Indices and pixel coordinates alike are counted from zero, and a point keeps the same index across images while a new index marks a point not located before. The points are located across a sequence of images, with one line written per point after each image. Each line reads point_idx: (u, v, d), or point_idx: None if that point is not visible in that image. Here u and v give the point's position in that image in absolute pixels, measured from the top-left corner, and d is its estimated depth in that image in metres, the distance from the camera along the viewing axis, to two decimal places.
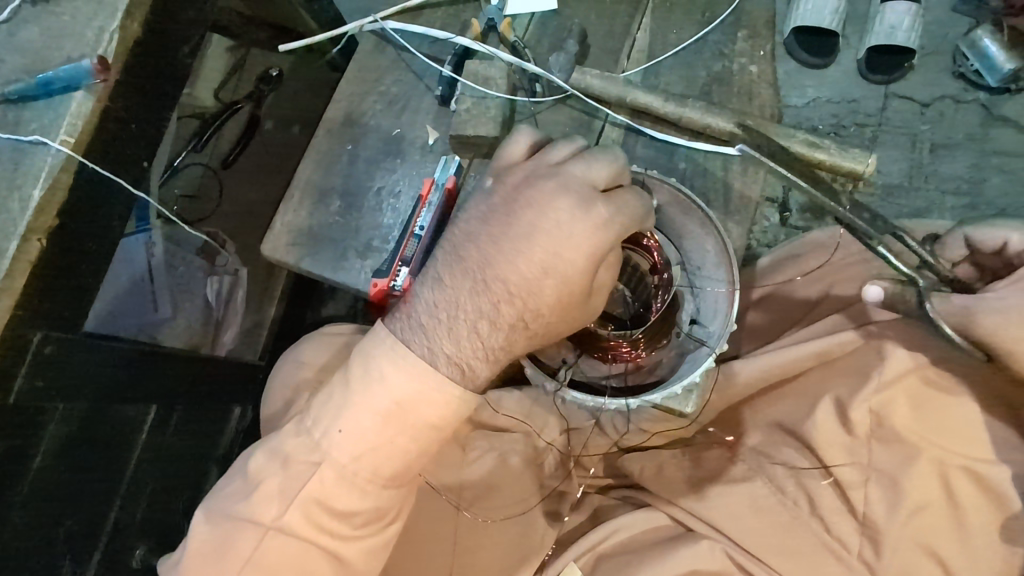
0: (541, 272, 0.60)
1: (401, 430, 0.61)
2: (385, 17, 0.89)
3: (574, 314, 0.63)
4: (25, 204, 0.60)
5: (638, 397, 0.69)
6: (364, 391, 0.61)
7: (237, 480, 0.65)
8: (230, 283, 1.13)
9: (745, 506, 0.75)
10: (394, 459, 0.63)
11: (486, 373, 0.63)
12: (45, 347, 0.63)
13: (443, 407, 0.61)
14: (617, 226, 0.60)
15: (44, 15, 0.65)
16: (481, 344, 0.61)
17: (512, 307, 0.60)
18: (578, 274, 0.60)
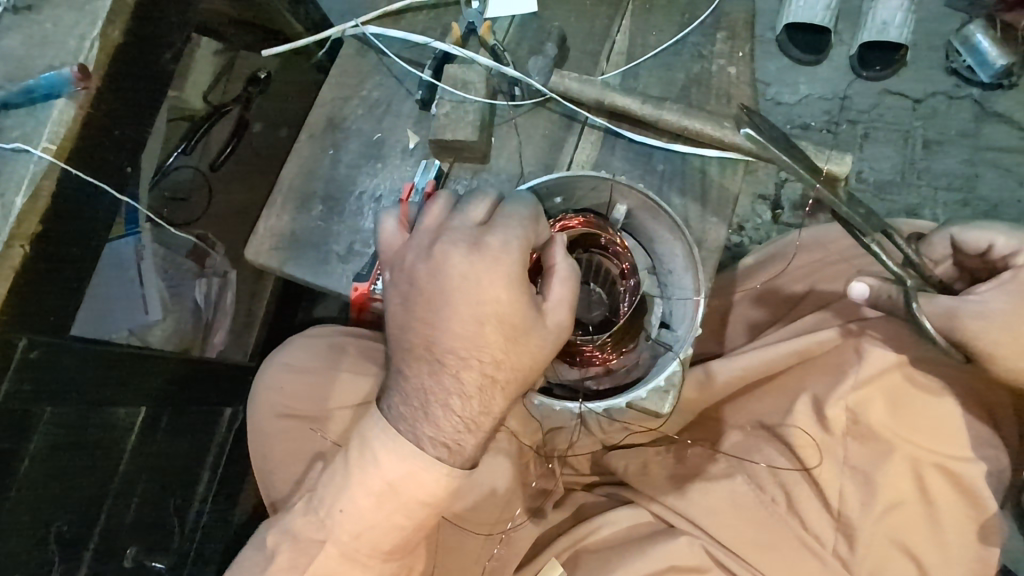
0: (477, 321, 0.60)
1: (396, 511, 0.63)
2: (366, 22, 0.89)
3: (535, 344, 0.62)
4: (7, 210, 0.60)
5: (600, 402, 0.70)
6: (361, 485, 0.62)
7: (252, 552, 0.68)
8: (219, 285, 1.11)
9: (725, 503, 0.75)
10: (392, 536, 0.65)
11: (476, 439, 0.63)
12: (32, 351, 0.63)
13: (435, 490, 0.62)
14: (517, 247, 0.61)
15: (27, 23, 0.66)
16: (458, 415, 0.61)
17: (470, 369, 0.61)
18: (509, 305, 0.61)
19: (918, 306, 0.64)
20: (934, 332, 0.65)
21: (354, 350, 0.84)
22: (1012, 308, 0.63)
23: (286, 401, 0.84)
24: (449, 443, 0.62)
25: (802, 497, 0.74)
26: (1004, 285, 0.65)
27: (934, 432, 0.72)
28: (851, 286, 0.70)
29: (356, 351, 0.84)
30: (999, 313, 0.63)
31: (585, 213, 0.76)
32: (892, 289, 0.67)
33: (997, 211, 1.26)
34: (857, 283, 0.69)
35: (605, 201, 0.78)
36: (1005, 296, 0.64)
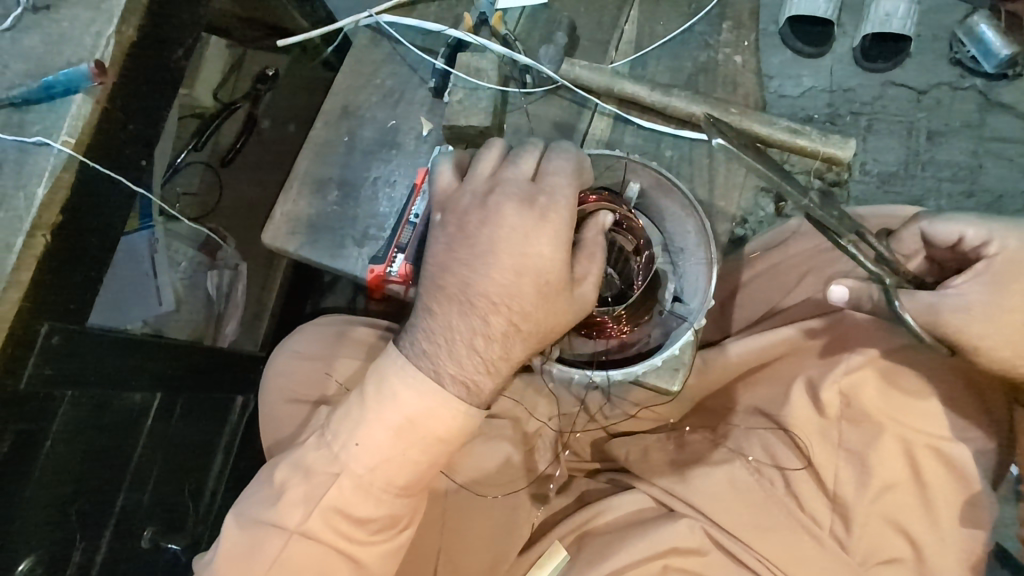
0: (517, 271, 0.63)
1: (411, 447, 0.65)
2: (380, 11, 0.91)
3: (561, 306, 0.65)
4: (31, 201, 0.64)
5: (620, 371, 0.73)
6: (381, 419, 0.65)
7: (264, 488, 0.69)
8: (230, 277, 1.13)
9: (725, 487, 0.77)
10: (407, 471, 0.67)
11: (491, 385, 0.66)
12: (53, 337, 0.66)
13: (450, 424, 0.65)
14: (564, 204, 0.64)
15: (46, 22, 0.69)
16: (480, 356, 0.65)
17: (499, 318, 0.64)
18: (549, 263, 0.63)
19: (899, 302, 0.66)
20: (918, 327, 0.67)
21: (360, 336, 0.87)
22: (988, 299, 0.65)
23: (293, 384, 0.86)
24: (474, 382, 0.65)
25: (798, 479, 0.75)
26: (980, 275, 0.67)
27: (918, 416, 0.73)
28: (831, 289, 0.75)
29: (365, 334, 0.88)
30: (976, 305, 0.65)
31: (599, 189, 0.76)
32: (871, 287, 0.71)
33: (1002, 201, 1.26)
34: (836, 287, 0.74)
35: (619, 180, 0.82)
36: (983, 289, 0.66)
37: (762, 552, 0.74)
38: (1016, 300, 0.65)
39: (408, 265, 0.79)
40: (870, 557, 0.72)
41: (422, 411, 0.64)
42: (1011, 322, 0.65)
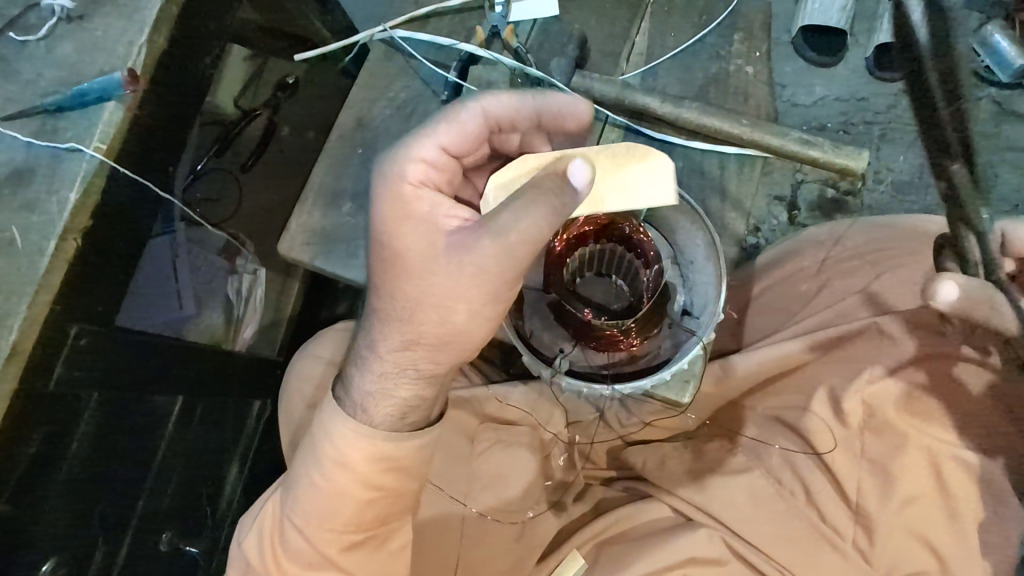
0: (368, 240, 0.60)
1: (314, 467, 0.63)
2: (394, 26, 0.92)
3: (405, 289, 0.56)
4: (62, 205, 0.65)
5: (630, 385, 0.74)
6: (304, 447, 0.65)
7: (253, 509, 0.74)
8: (250, 282, 1.12)
9: (744, 497, 0.77)
10: (315, 498, 0.64)
11: (372, 387, 0.61)
12: (81, 339, 0.67)
13: (355, 447, 0.61)
14: (401, 177, 0.57)
15: (79, 32, 0.71)
16: (362, 354, 0.63)
17: (369, 311, 0.61)
18: (386, 241, 0.57)
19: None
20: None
21: None
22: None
23: (310, 391, 0.87)
24: (356, 388, 0.63)
25: (818, 488, 0.75)
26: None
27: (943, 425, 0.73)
28: (939, 290, 0.74)
29: None
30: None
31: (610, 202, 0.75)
32: (995, 295, 0.73)
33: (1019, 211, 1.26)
34: (947, 290, 0.73)
35: None
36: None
37: (781, 562, 0.74)
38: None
39: None
40: (893, 568, 0.72)
41: (331, 444, 0.62)
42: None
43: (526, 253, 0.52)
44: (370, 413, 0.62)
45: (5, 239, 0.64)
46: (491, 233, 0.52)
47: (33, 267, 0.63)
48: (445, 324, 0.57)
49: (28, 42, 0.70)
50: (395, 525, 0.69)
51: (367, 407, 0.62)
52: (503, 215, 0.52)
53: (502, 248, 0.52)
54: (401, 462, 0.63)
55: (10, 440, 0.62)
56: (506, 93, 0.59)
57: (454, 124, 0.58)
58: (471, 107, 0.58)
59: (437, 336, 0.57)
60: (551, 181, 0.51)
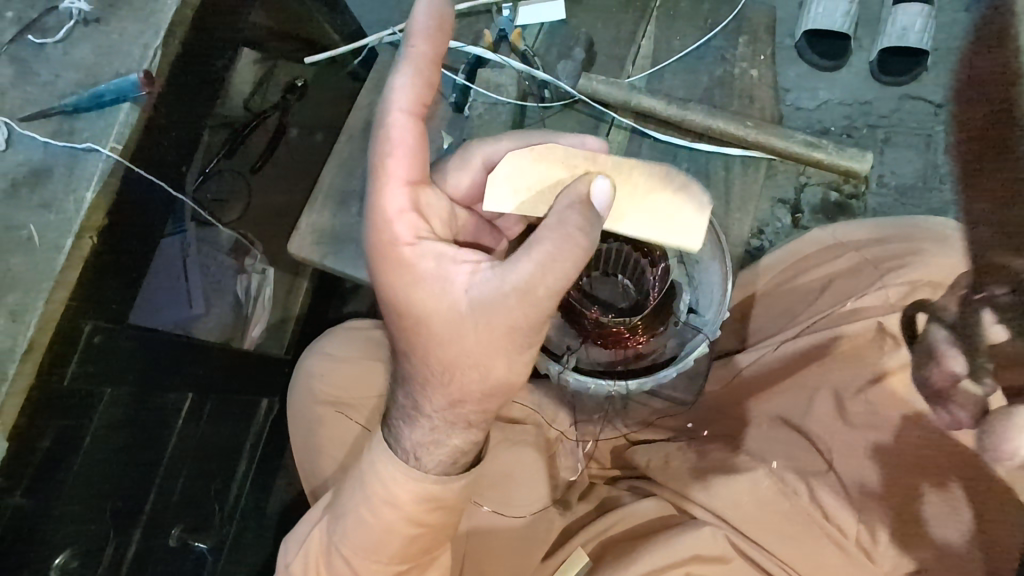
0: (383, 309, 0.58)
1: (361, 504, 0.64)
2: (403, 29, 0.94)
3: (436, 349, 0.55)
4: (79, 205, 0.66)
5: (635, 381, 0.76)
6: (351, 483, 0.66)
7: (296, 531, 0.76)
8: (258, 281, 1.14)
9: (750, 497, 0.76)
10: (362, 533, 0.65)
11: (415, 435, 0.61)
12: (95, 336, 0.68)
13: (408, 487, 0.61)
14: (397, 243, 0.55)
15: (97, 34, 0.72)
16: (402, 403, 0.62)
17: (401, 364, 0.60)
18: (405, 304, 0.55)
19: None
20: None
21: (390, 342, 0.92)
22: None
23: (326, 387, 0.90)
24: (403, 439, 0.62)
25: (821, 486, 0.76)
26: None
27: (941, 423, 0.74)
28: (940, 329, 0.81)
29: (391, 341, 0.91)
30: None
31: None
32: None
33: None
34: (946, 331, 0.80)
35: None
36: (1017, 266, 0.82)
37: (786, 561, 0.74)
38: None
39: None
40: (896, 568, 0.72)
41: (379, 484, 0.62)
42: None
43: (553, 299, 0.51)
44: (423, 460, 0.62)
45: (22, 238, 0.65)
46: (515, 284, 0.50)
47: (50, 265, 0.64)
48: (486, 377, 0.55)
49: (46, 44, 0.71)
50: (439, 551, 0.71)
51: (418, 455, 0.61)
52: (521, 264, 0.51)
53: (527, 297, 0.50)
54: (449, 500, 0.63)
55: (25, 435, 0.63)
56: (403, 80, 0.53)
57: (394, 152, 0.54)
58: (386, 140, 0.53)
59: (482, 390, 0.56)
60: (574, 218, 0.51)
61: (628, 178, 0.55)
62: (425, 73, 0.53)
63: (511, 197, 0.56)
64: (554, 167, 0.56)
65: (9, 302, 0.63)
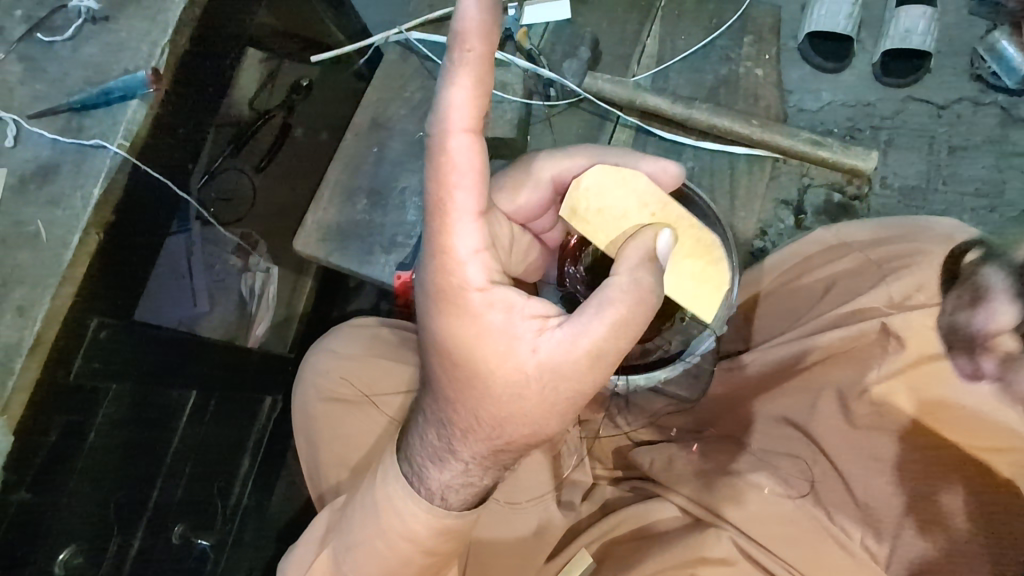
0: (433, 349, 0.56)
1: (376, 534, 0.62)
2: (408, 28, 0.93)
3: (494, 400, 0.54)
4: (87, 200, 0.67)
5: (638, 376, 0.76)
6: (359, 513, 0.64)
7: (297, 551, 0.74)
8: (262, 280, 1.13)
9: (754, 498, 0.76)
10: (374, 561, 0.64)
11: (441, 477, 0.59)
12: (101, 332, 0.68)
13: (422, 522, 0.60)
14: (470, 286, 0.53)
15: (104, 32, 0.73)
16: (428, 442, 0.59)
17: (439, 405, 0.58)
18: (470, 349, 0.54)
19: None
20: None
21: (396, 341, 0.92)
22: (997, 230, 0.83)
23: (332, 384, 0.90)
24: (428, 478, 0.60)
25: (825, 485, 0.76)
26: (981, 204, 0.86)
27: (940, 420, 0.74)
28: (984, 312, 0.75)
29: (396, 339, 0.92)
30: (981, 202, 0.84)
31: None
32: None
33: None
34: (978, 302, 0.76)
35: None
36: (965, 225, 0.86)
37: (794, 565, 0.73)
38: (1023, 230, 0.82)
39: None
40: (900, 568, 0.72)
41: (397, 519, 0.61)
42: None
43: (613, 364, 0.55)
44: (448, 500, 0.60)
45: (30, 233, 0.66)
46: (588, 349, 0.53)
47: (57, 260, 0.65)
48: (534, 432, 0.56)
49: (54, 42, 0.72)
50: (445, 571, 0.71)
51: (444, 496, 0.60)
52: (595, 328, 0.53)
53: (597, 361, 0.54)
54: (460, 532, 0.63)
55: (29, 428, 0.63)
56: (465, 103, 0.47)
57: (464, 179, 0.50)
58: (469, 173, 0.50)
59: (526, 442, 0.57)
60: (646, 279, 0.54)
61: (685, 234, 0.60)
62: (487, 84, 0.47)
63: (582, 211, 0.60)
64: (628, 200, 0.60)
65: (16, 297, 0.64)
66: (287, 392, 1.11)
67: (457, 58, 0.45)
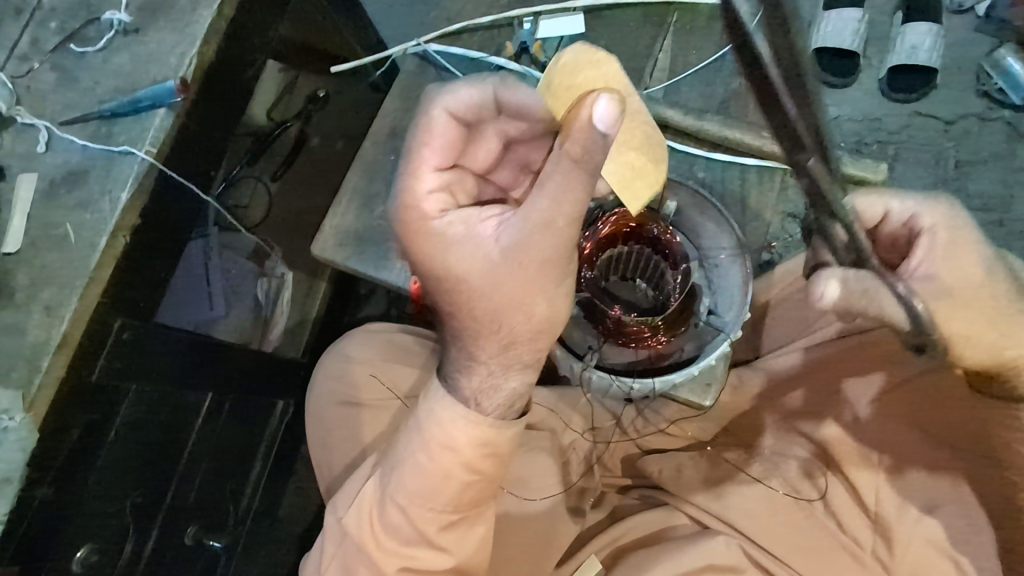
0: (425, 283, 0.60)
1: (418, 451, 0.64)
2: (427, 41, 0.97)
3: (481, 301, 0.57)
4: (114, 204, 0.69)
5: (660, 380, 0.77)
6: (405, 434, 0.67)
7: (355, 482, 0.75)
8: (278, 285, 1.15)
9: (761, 504, 0.78)
10: (421, 482, 0.65)
11: (474, 385, 0.62)
12: (124, 332, 0.70)
13: (469, 435, 0.62)
14: (431, 219, 0.57)
15: (135, 43, 0.75)
16: (456, 359, 0.63)
17: (450, 325, 0.62)
18: (445, 270, 0.57)
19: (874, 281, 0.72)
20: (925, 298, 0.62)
21: (409, 345, 0.94)
22: (957, 279, 0.63)
23: (352, 389, 0.91)
24: (460, 391, 0.63)
25: (834, 494, 0.76)
26: (925, 249, 0.64)
27: (950, 429, 0.75)
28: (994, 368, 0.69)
29: (411, 342, 0.94)
30: (946, 228, 0.63)
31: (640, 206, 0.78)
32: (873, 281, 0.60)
33: None
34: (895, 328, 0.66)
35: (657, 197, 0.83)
36: (923, 287, 0.62)
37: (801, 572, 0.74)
38: (973, 265, 0.63)
39: None
40: None
41: (435, 425, 0.63)
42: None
43: (573, 227, 0.53)
44: (483, 405, 0.62)
45: (58, 236, 0.68)
46: (538, 220, 0.52)
47: (86, 260, 0.67)
48: (530, 314, 0.58)
49: (87, 53, 0.75)
50: (485, 509, 0.71)
51: (479, 400, 0.62)
52: (539, 202, 0.52)
53: (547, 231, 0.53)
54: (503, 447, 0.64)
55: (53, 426, 0.65)
56: (468, 83, 0.56)
57: (432, 141, 0.57)
58: (420, 138, 0.57)
59: (530, 329, 0.59)
60: (576, 148, 0.49)
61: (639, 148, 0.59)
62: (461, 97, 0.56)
63: (555, 78, 0.56)
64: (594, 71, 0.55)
65: (45, 297, 0.65)
66: (300, 397, 1.13)
67: (495, 73, 0.57)
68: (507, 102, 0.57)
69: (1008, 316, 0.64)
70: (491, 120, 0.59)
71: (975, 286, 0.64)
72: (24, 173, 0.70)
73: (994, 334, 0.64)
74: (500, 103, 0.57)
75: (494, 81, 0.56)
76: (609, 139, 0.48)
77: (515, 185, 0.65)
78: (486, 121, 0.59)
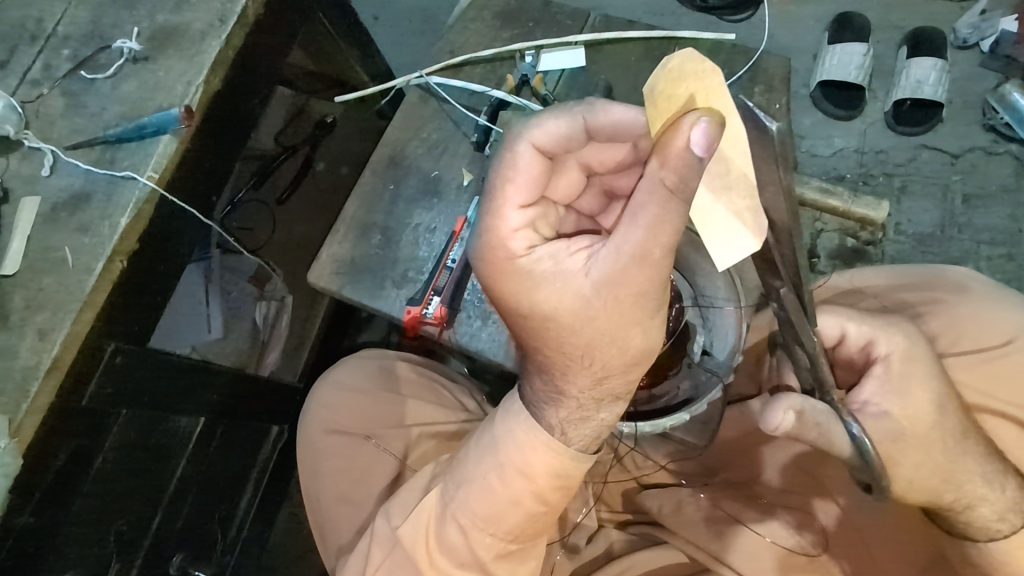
0: (506, 319, 0.57)
1: (490, 471, 0.62)
2: (429, 73, 0.98)
3: (573, 335, 0.54)
4: (114, 229, 0.69)
5: (649, 423, 0.77)
6: (475, 448, 0.64)
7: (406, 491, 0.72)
8: (276, 309, 1.15)
9: (767, 549, 0.74)
10: (487, 501, 0.63)
11: (558, 416, 0.59)
12: (117, 357, 0.70)
13: (546, 459, 0.60)
14: (519, 257, 0.53)
15: (144, 71, 0.77)
16: (540, 389, 0.59)
17: (532, 358, 0.58)
18: (534, 306, 0.54)
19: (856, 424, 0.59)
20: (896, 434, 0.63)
21: (411, 377, 0.93)
22: (913, 412, 0.62)
23: (350, 420, 0.90)
24: (546, 418, 0.59)
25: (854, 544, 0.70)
26: (877, 381, 0.63)
27: None
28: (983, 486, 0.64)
29: (417, 378, 0.93)
30: (900, 356, 0.63)
31: None
32: (830, 424, 0.59)
33: None
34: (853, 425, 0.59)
35: None
36: (877, 428, 0.62)
37: None
38: (925, 395, 0.62)
39: (444, 307, 0.85)
40: None
41: (514, 448, 0.60)
42: (1002, 478, 0.65)
43: (668, 256, 0.50)
44: (567, 434, 0.59)
45: (57, 259, 0.68)
46: (632, 252, 0.49)
47: (81, 284, 0.67)
48: (624, 346, 0.54)
49: (96, 79, 0.76)
50: (540, 543, 0.69)
51: (564, 430, 0.59)
52: (631, 232, 0.49)
53: (644, 262, 0.50)
54: (577, 479, 0.62)
55: (40, 452, 0.64)
56: (556, 114, 0.52)
57: (514, 175, 0.52)
58: (506, 171, 0.52)
59: (624, 362, 0.55)
60: (671, 175, 0.45)
61: (738, 178, 0.45)
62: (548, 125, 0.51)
63: (656, 90, 0.47)
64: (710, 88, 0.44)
65: (39, 321, 0.65)
66: (293, 422, 1.11)
67: (581, 100, 0.53)
68: (598, 128, 0.53)
69: (968, 441, 0.64)
70: (579, 150, 0.55)
71: (934, 412, 0.63)
72: (27, 196, 0.71)
73: (959, 464, 0.64)
74: (589, 132, 0.53)
75: (582, 109, 0.53)
76: (706, 163, 0.43)
77: (603, 211, 0.64)
78: (574, 150, 0.55)
